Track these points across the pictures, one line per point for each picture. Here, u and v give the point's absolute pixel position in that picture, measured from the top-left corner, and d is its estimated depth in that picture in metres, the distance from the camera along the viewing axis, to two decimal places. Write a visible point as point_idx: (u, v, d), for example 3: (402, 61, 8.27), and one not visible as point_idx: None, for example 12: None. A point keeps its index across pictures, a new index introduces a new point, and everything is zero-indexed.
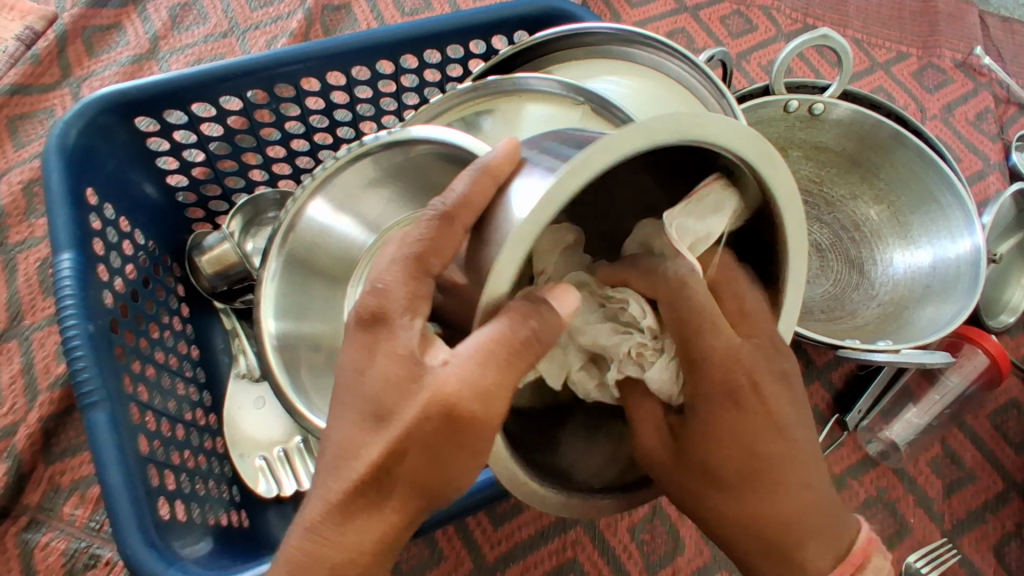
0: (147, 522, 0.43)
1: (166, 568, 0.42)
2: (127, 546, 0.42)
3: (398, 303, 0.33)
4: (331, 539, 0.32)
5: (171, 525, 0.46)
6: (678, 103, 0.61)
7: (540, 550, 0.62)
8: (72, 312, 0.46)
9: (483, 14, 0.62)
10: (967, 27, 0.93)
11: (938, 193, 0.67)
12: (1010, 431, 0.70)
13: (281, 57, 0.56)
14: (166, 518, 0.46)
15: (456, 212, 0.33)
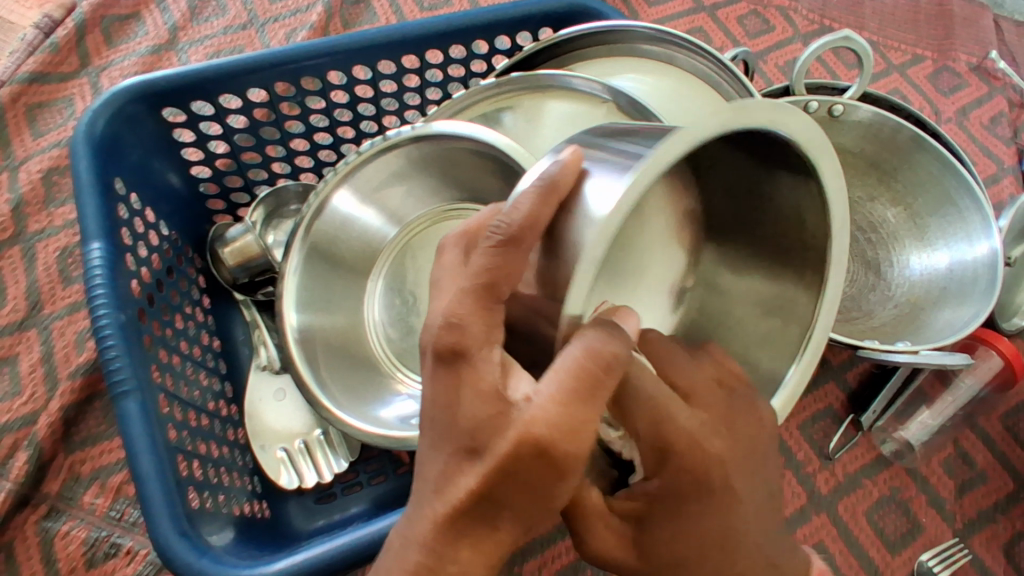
0: (179, 513, 0.43)
1: (198, 558, 0.42)
2: (159, 534, 0.42)
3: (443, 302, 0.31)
4: None
5: (200, 514, 0.46)
6: (702, 101, 0.62)
7: (558, 545, 0.60)
8: (102, 302, 0.46)
9: (510, 10, 0.62)
10: (982, 31, 0.94)
11: (956, 195, 0.68)
12: (1021, 433, 0.71)
13: (308, 49, 0.56)
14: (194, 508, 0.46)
15: (523, 233, 0.30)
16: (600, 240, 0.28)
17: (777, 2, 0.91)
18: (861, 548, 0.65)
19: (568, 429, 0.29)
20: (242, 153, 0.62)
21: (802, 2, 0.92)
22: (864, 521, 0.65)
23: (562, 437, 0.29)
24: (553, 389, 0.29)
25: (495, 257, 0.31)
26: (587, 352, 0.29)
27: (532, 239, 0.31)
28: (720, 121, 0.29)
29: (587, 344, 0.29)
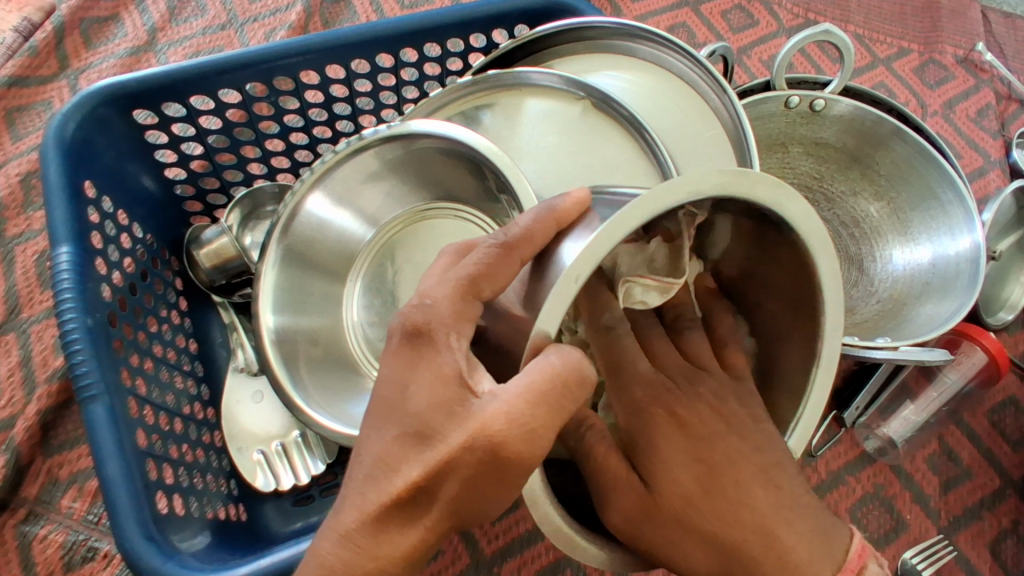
0: (149, 518, 0.43)
1: (163, 562, 0.42)
2: (126, 540, 0.42)
3: (443, 319, 0.32)
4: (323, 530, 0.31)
5: (170, 519, 0.46)
6: (678, 99, 0.61)
7: (537, 546, 0.60)
8: (71, 306, 0.45)
9: (484, 7, 0.61)
10: (969, 23, 0.93)
11: (938, 189, 0.67)
12: (1007, 429, 0.70)
13: (281, 49, 0.56)
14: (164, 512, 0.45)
15: (516, 245, 0.33)
16: (588, 257, 0.28)
17: None
18: None
19: (526, 427, 0.29)
20: (219, 153, 0.61)
21: None
22: (848, 517, 0.65)
23: (518, 438, 0.29)
24: (521, 388, 0.29)
25: (491, 257, 0.33)
26: (564, 366, 0.29)
27: (524, 255, 0.33)
28: (720, 181, 0.31)
29: (563, 356, 0.29)
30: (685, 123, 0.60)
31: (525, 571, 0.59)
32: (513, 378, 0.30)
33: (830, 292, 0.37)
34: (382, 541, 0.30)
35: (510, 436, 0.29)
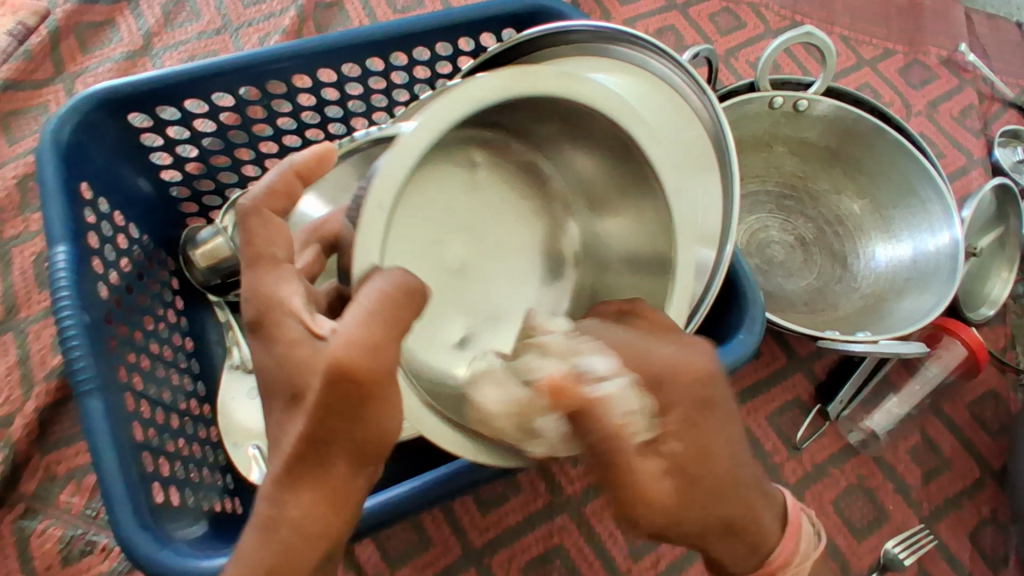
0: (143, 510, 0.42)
1: (159, 550, 0.41)
2: (122, 531, 0.41)
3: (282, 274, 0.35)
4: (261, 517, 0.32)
5: (166, 509, 0.46)
6: (664, 103, 0.62)
7: (527, 536, 0.61)
8: (67, 303, 0.45)
9: (474, 12, 0.63)
10: (952, 24, 0.95)
11: (919, 186, 0.69)
12: (986, 420, 0.73)
13: (272, 53, 0.57)
14: (160, 503, 0.46)
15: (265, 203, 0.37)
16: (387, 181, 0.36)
17: None
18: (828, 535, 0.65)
19: (368, 343, 0.31)
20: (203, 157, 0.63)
21: None
22: (830, 508, 0.66)
23: (363, 358, 0.31)
24: (362, 320, 0.32)
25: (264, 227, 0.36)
26: (398, 283, 0.33)
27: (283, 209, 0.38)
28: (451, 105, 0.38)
29: (388, 280, 0.33)
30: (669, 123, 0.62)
31: (514, 562, 0.60)
32: (349, 312, 0.32)
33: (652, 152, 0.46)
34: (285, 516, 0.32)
35: (358, 359, 0.31)
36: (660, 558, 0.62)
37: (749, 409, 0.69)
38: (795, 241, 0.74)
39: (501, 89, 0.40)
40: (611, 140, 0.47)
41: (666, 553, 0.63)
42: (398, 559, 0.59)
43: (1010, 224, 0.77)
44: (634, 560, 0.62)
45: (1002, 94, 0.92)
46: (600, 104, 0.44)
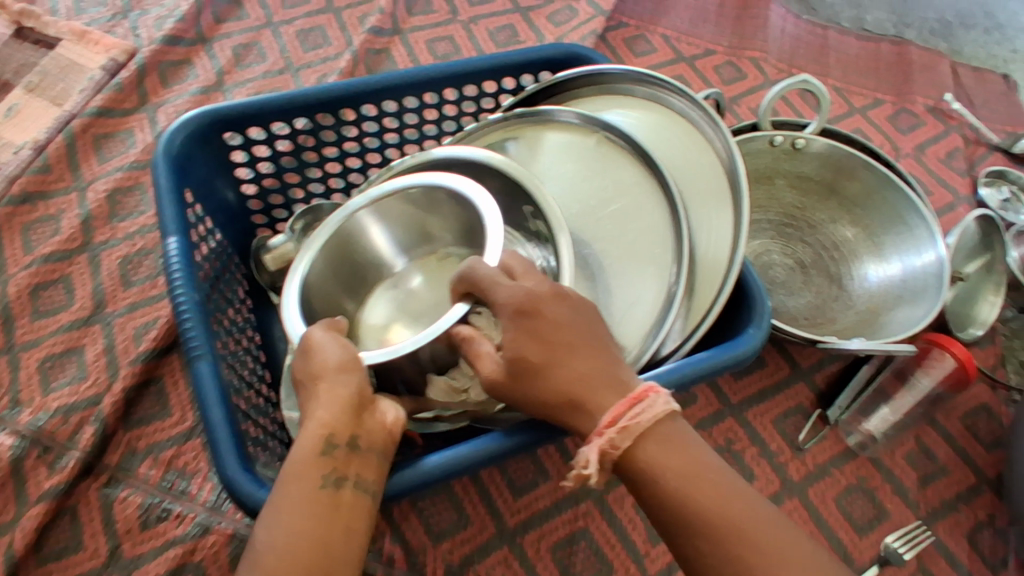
0: (240, 455, 0.50)
1: (257, 489, 0.48)
2: (226, 468, 0.49)
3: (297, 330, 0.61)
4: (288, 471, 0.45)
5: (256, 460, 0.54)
6: (677, 134, 0.71)
7: (555, 519, 0.67)
8: (181, 283, 0.56)
9: (515, 56, 0.75)
10: (938, 77, 1.05)
11: (906, 215, 0.77)
12: (979, 431, 0.78)
13: (347, 87, 0.69)
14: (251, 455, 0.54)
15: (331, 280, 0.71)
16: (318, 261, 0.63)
17: (750, 54, 1.04)
18: (832, 530, 0.70)
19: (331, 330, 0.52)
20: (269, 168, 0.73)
21: (771, 55, 1.04)
22: (833, 507, 0.72)
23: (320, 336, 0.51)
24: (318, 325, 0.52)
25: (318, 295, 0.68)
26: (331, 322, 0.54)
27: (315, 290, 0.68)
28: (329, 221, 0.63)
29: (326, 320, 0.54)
30: (682, 154, 0.70)
31: (543, 542, 0.66)
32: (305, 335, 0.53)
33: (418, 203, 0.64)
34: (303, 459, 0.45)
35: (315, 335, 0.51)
36: None
37: (756, 411, 0.76)
38: (795, 264, 0.83)
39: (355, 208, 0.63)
40: (454, 205, 0.61)
41: None
42: (441, 533, 0.66)
43: (994, 252, 0.85)
44: (652, 543, 0.67)
45: (987, 139, 1.00)
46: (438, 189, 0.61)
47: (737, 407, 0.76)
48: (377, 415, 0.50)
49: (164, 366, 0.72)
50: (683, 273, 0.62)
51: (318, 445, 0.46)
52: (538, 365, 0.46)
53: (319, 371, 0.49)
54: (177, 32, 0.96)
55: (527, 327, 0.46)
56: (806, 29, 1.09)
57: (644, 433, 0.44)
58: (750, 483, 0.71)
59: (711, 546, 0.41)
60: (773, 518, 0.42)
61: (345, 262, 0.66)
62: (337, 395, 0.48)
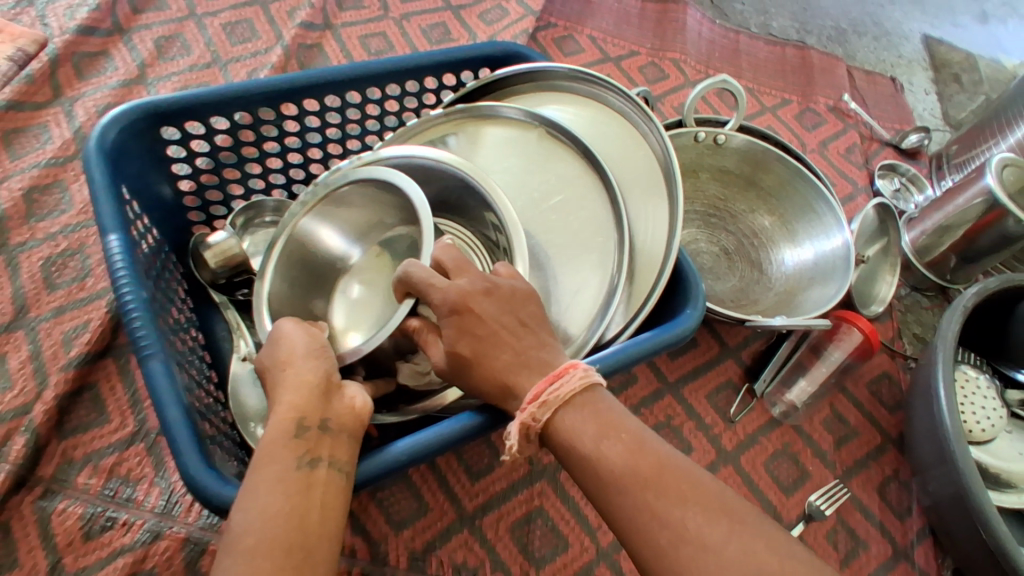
0: (202, 452, 0.50)
1: (223, 486, 0.48)
2: (187, 467, 0.48)
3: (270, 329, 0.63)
4: (263, 454, 0.46)
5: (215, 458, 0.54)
6: (613, 129, 0.75)
7: (512, 500, 0.70)
8: (126, 280, 0.54)
9: (454, 54, 0.77)
10: (837, 78, 1.15)
11: (815, 204, 0.85)
12: (883, 396, 0.87)
13: (289, 82, 0.69)
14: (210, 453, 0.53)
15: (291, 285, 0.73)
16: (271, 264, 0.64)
17: (671, 56, 1.10)
18: (762, 492, 0.77)
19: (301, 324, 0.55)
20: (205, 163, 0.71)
21: (690, 57, 1.11)
22: (762, 470, 0.78)
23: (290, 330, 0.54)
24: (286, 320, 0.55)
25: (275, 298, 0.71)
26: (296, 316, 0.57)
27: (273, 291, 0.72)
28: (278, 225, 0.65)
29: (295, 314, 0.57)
30: (621, 149, 0.74)
31: (503, 523, 0.68)
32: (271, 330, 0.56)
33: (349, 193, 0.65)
34: (275, 442, 0.46)
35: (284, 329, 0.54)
36: None
37: (691, 389, 0.81)
38: (719, 251, 0.89)
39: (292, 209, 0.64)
40: (387, 193, 0.63)
41: None
42: (402, 523, 0.66)
43: (891, 237, 0.94)
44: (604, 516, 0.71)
45: (880, 136, 1.11)
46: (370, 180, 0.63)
47: (674, 385, 0.81)
48: (345, 398, 0.51)
49: (99, 371, 0.70)
50: (625, 260, 0.67)
51: (290, 427, 0.47)
52: (472, 357, 0.50)
53: (283, 360, 0.52)
54: (92, 22, 0.92)
55: (457, 324, 0.50)
56: (720, 33, 1.16)
57: (564, 404, 0.48)
58: (687, 454, 0.77)
59: (624, 501, 0.44)
60: (682, 473, 0.44)
61: (302, 266, 0.68)
62: (303, 379, 0.50)
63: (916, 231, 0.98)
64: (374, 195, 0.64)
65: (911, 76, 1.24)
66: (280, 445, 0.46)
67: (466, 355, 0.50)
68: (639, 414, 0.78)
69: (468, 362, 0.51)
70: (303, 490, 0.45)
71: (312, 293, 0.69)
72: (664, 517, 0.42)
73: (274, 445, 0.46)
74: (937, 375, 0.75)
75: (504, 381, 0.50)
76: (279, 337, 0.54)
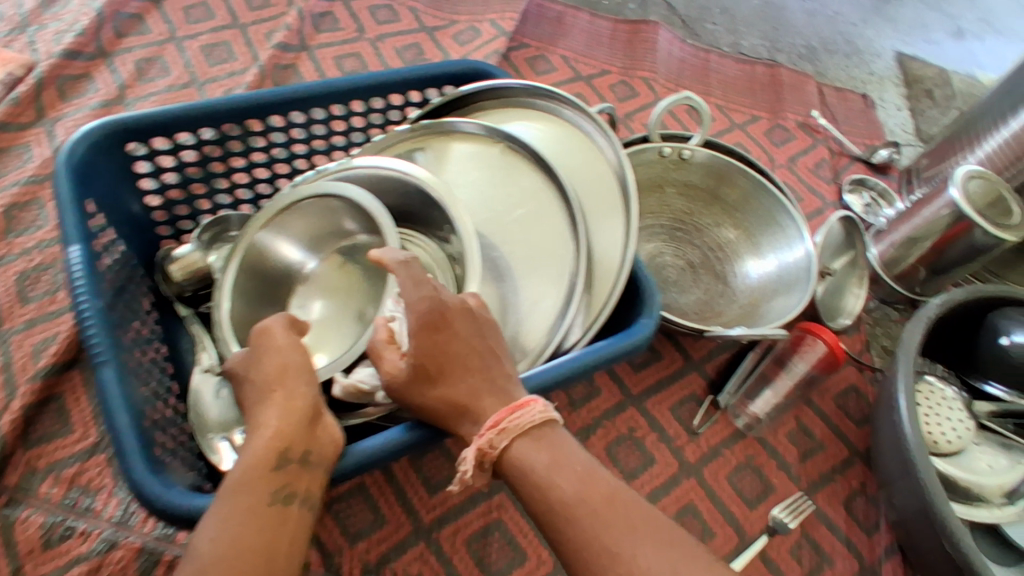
0: (147, 458, 0.52)
1: (165, 491, 0.50)
2: (132, 470, 0.51)
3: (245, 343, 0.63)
4: (237, 479, 0.47)
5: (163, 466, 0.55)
6: (572, 142, 0.76)
7: (470, 512, 0.70)
8: (84, 291, 0.56)
9: (418, 71, 0.78)
10: (805, 96, 1.18)
11: (778, 216, 0.86)
12: (850, 410, 0.87)
13: (254, 99, 0.70)
14: (158, 460, 0.55)
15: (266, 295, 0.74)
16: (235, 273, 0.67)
17: (641, 74, 1.12)
18: (724, 505, 0.77)
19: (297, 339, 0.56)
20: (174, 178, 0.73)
21: (660, 75, 1.13)
22: (725, 483, 0.78)
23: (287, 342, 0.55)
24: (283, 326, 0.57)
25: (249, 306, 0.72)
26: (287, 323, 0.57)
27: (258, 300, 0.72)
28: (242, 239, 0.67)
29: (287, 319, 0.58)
30: (578, 161, 0.75)
31: (459, 535, 0.68)
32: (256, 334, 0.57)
33: (309, 206, 0.67)
34: (254, 469, 0.47)
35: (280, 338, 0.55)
36: None
37: (654, 401, 0.82)
38: (686, 264, 0.90)
39: (255, 223, 0.67)
40: (346, 206, 0.66)
41: None
42: (358, 535, 0.67)
43: (857, 250, 0.94)
44: None
45: (850, 151, 1.13)
46: (330, 194, 0.65)
47: (638, 398, 0.81)
48: (327, 428, 0.52)
49: (67, 382, 0.71)
50: (581, 271, 0.67)
51: (271, 457, 0.48)
52: (437, 372, 0.50)
53: (275, 381, 0.53)
54: (76, 47, 0.94)
55: (431, 335, 0.50)
56: (691, 52, 1.19)
57: (522, 432, 0.49)
58: (649, 467, 0.77)
59: (572, 538, 0.44)
60: (634, 523, 0.44)
61: (260, 277, 0.70)
62: (291, 404, 0.51)
63: (884, 243, 0.98)
64: (333, 209, 0.67)
65: (882, 92, 1.26)
66: (257, 475, 0.47)
67: (430, 371, 0.50)
68: (601, 426, 0.78)
69: (430, 379, 0.50)
70: (274, 526, 0.46)
71: (271, 306, 0.71)
72: (613, 550, 0.43)
73: (252, 470, 0.47)
74: (899, 384, 0.75)
75: (462, 401, 0.50)
76: (272, 352, 0.55)
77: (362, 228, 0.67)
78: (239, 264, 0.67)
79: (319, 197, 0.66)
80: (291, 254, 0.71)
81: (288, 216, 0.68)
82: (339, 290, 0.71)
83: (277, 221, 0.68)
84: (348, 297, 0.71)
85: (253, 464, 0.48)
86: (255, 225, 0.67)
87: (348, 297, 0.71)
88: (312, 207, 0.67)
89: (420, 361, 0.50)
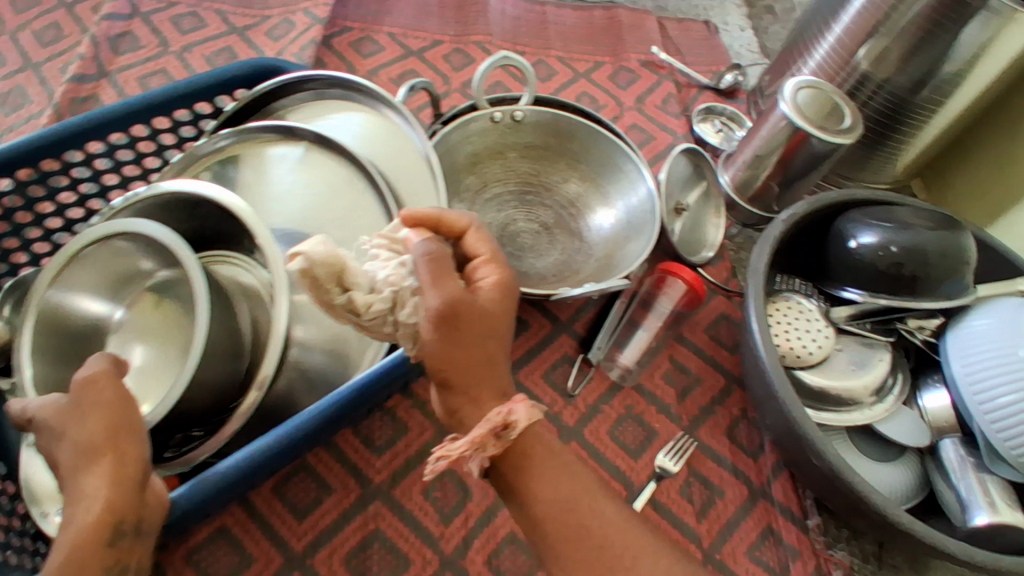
0: None
1: None
2: None
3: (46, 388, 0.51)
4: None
5: None
6: (381, 127, 0.72)
7: (344, 529, 0.67)
8: None
9: (204, 80, 0.73)
10: (646, 33, 1.17)
11: (620, 162, 0.86)
12: (722, 338, 0.88)
13: (20, 148, 0.63)
14: None
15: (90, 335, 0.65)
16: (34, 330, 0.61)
17: (476, 39, 1.09)
18: (609, 461, 0.76)
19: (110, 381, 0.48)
20: None
21: (495, 37, 1.10)
22: (608, 440, 0.77)
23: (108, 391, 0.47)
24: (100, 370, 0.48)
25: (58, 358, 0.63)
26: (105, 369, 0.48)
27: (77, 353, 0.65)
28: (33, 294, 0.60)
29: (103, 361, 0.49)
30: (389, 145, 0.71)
31: (336, 556, 0.65)
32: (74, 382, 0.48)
33: (96, 247, 0.62)
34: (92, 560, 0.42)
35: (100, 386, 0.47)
36: (470, 515, 0.69)
37: (526, 372, 0.80)
38: (540, 227, 0.88)
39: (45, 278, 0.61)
40: (133, 236, 0.61)
41: (474, 511, 0.70)
42: None
43: (708, 181, 0.95)
44: (445, 524, 0.68)
45: (697, 81, 1.12)
46: (115, 229, 0.60)
47: (509, 372, 0.79)
48: (154, 491, 0.49)
49: None
50: None
51: (103, 535, 0.43)
52: (485, 323, 0.50)
53: (104, 444, 0.45)
54: None
55: (504, 298, 0.52)
56: (524, 7, 1.16)
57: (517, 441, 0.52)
58: None
59: (567, 543, 0.50)
60: (625, 523, 0.51)
61: (61, 334, 0.63)
62: (120, 471, 0.45)
63: (736, 166, 0.97)
64: (123, 246, 0.62)
65: (725, 16, 1.25)
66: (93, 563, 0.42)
67: (484, 319, 0.49)
68: None
69: (468, 334, 0.49)
70: None
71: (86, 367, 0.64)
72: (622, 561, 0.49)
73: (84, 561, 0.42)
74: (748, 308, 0.75)
75: (463, 367, 0.50)
76: (97, 408, 0.46)
77: (157, 255, 0.62)
78: (37, 322, 0.61)
79: (102, 232, 0.61)
80: (93, 305, 0.64)
81: (76, 264, 0.62)
82: (156, 333, 0.64)
83: (67, 269, 0.62)
84: (165, 337, 0.64)
85: (87, 552, 0.42)
86: (42, 278, 0.60)
87: (166, 337, 0.63)
88: (98, 247, 0.62)
89: (486, 311, 0.50)
